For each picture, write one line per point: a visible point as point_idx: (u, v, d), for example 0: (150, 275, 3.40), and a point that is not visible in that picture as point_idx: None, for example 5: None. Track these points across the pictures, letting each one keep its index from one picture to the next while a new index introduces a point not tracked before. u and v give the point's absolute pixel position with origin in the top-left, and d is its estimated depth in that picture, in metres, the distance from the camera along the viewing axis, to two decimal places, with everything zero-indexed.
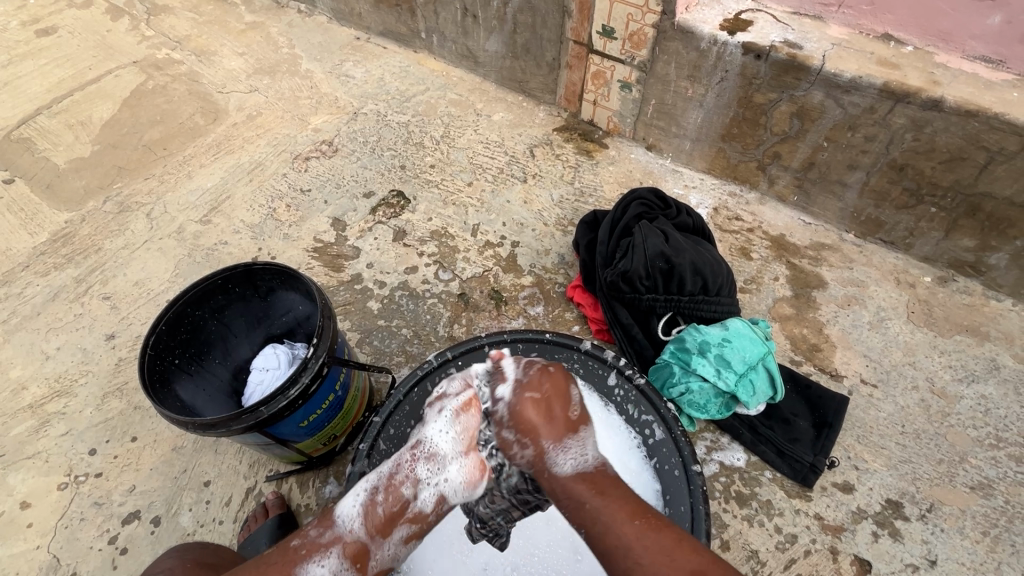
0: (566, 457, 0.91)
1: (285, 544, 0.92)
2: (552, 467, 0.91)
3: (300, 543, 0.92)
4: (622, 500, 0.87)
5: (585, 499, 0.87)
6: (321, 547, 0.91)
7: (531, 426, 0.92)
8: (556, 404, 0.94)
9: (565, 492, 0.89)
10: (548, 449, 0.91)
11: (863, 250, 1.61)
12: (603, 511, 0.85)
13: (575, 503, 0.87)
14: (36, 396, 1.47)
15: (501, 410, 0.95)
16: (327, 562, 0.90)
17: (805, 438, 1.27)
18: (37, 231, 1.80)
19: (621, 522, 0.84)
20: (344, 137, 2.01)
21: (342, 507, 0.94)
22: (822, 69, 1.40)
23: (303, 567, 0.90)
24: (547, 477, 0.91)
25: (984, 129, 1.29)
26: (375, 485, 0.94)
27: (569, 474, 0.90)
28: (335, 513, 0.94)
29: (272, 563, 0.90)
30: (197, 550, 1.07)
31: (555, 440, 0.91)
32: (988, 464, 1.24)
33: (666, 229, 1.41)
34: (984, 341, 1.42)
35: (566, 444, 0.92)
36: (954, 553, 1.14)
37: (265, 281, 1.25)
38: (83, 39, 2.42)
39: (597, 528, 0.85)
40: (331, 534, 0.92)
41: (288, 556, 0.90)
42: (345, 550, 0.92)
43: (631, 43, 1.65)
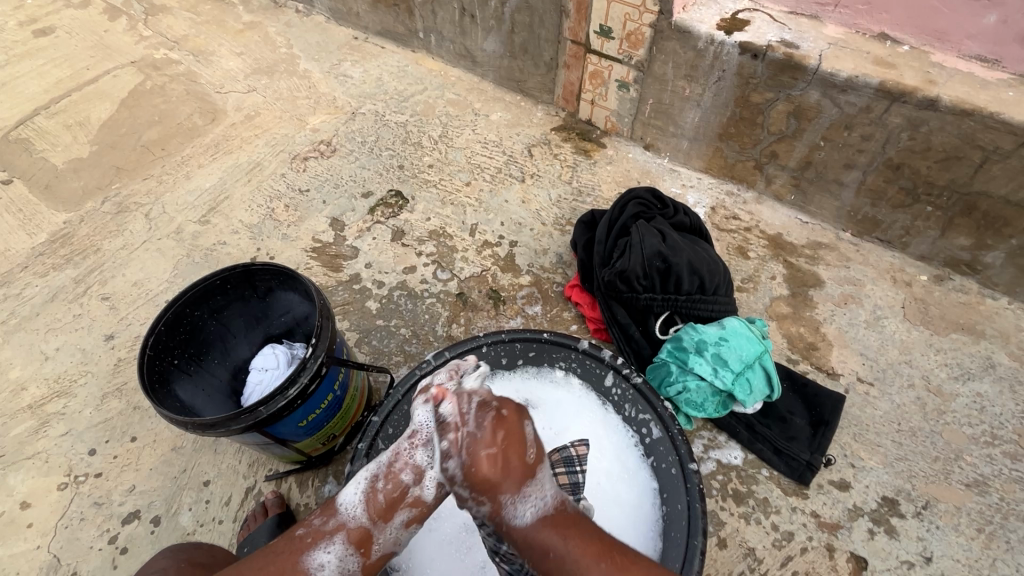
0: (526, 507, 0.84)
1: (291, 532, 0.89)
2: (514, 524, 0.83)
3: (305, 532, 0.88)
4: (585, 539, 0.83)
5: (551, 547, 0.82)
6: (326, 535, 0.87)
7: (481, 487, 0.83)
8: (511, 453, 0.84)
9: (529, 543, 0.83)
10: (507, 504, 0.83)
11: (860, 249, 1.61)
12: (569, 556, 0.81)
13: (541, 553, 0.82)
14: (35, 397, 1.47)
15: (453, 467, 0.84)
16: (331, 551, 0.86)
17: (802, 436, 1.27)
18: (36, 232, 1.80)
19: (587, 566, 0.80)
20: (342, 137, 2.01)
21: (344, 496, 0.90)
22: (819, 68, 1.40)
23: (307, 555, 0.86)
24: (510, 534, 0.84)
25: (980, 128, 1.29)
26: (375, 474, 0.90)
27: (531, 525, 0.83)
28: (338, 502, 0.90)
29: (277, 554, 0.87)
30: (191, 550, 1.08)
31: (515, 492, 0.83)
32: (984, 461, 1.25)
33: (663, 229, 1.41)
34: (980, 340, 1.43)
35: (526, 493, 0.84)
36: (950, 550, 1.15)
37: (264, 281, 1.26)
38: (81, 39, 2.42)
39: (565, 575, 0.81)
40: (335, 522, 0.88)
41: (293, 545, 0.87)
42: (349, 537, 0.87)
43: (629, 43, 1.65)
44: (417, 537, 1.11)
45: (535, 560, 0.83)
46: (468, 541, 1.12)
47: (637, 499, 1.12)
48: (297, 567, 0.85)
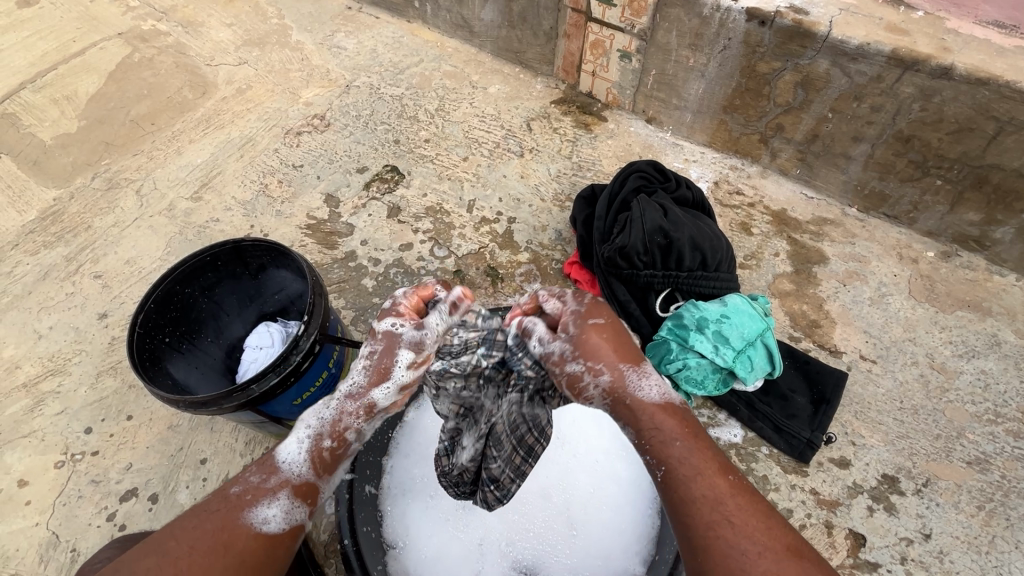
0: (648, 384, 0.82)
1: (223, 492, 0.81)
2: (636, 396, 0.81)
3: (242, 490, 0.81)
4: (712, 451, 0.79)
5: (676, 436, 0.79)
6: (267, 492, 0.81)
7: (603, 352, 0.83)
8: (624, 329, 0.88)
9: (652, 425, 0.80)
10: (629, 373, 0.82)
11: (866, 225, 1.58)
12: (691, 455, 0.77)
13: (665, 436, 0.78)
14: (30, 375, 1.46)
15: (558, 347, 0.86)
16: (275, 505, 0.81)
17: (803, 414, 1.26)
18: (26, 209, 1.77)
19: (711, 472, 0.76)
20: (336, 111, 1.96)
21: (285, 452, 0.84)
22: (828, 36, 1.35)
23: (246, 512, 0.79)
24: (628, 407, 0.81)
25: (995, 98, 1.25)
26: (317, 431, 0.85)
27: (657, 402, 0.81)
28: (278, 459, 0.84)
29: (210, 513, 0.79)
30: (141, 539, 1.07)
31: (634, 363, 0.83)
32: (986, 439, 1.24)
33: (665, 204, 1.38)
34: (987, 317, 1.40)
35: (646, 369, 0.84)
36: (949, 526, 1.15)
37: (256, 258, 1.23)
38: (66, 10, 2.34)
39: (682, 469, 0.76)
40: (277, 479, 0.82)
41: (229, 503, 0.80)
42: (293, 491, 0.82)
43: (631, 10, 1.59)
44: (415, 514, 1.11)
45: (644, 444, 0.79)
46: (467, 518, 1.11)
47: (636, 477, 1.12)
48: (236, 528, 0.78)
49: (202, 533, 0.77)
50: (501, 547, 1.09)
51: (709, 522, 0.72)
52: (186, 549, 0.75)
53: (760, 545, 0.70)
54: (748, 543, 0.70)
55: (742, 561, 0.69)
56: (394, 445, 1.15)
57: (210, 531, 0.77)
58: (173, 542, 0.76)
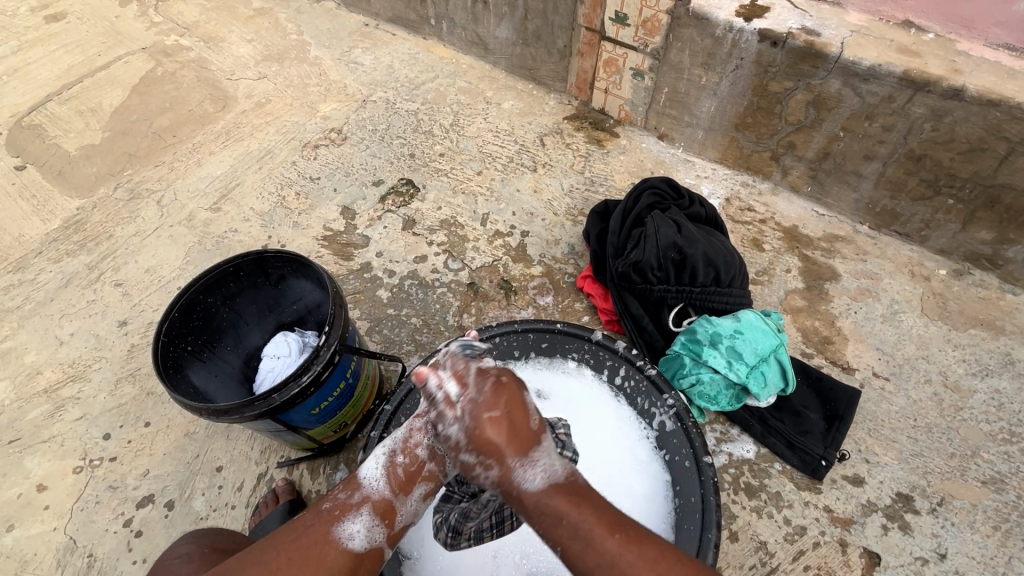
0: (536, 472, 0.78)
1: (317, 506, 0.84)
2: (523, 487, 0.77)
3: (331, 505, 0.84)
4: (596, 512, 0.76)
5: (563, 513, 0.75)
6: (352, 508, 0.83)
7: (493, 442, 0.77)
8: (518, 415, 0.79)
9: (552, 510, 0.76)
10: (516, 467, 0.77)
11: (877, 242, 1.59)
12: (583, 524, 0.74)
13: (551, 516, 0.75)
14: (51, 381, 1.48)
15: (455, 432, 0.79)
16: (360, 520, 0.83)
17: (816, 430, 1.26)
18: (49, 218, 1.81)
19: (601, 537, 0.74)
20: (352, 125, 2.00)
21: (365, 470, 0.87)
22: (840, 57, 1.37)
23: (337, 526, 0.82)
24: (518, 498, 0.78)
25: (1006, 119, 1.26)
26: (393, 448, 0.88)
27: (542, 490, 0.77)
28: (359, 476, 0.87)
29: (308, 525, 0.82)
30: (214, 536, 1.04)
31: (522, 455, 0.78)
32: (1000, 459, 1.23)
33: (679, 220, 1.39)
34: (1000, 336, 1.40)
35: (534, 457, 0.79)
36: (964, 546, 1.14)
37: (277, 268, 1.26)
38: (92, 25, 2.41)
39: (577, 545, 0.74)
40: (360, 495, 0.85)
41: (321, 518, 0.82)
42: (375, 507, 0.84)
43: (644, 30, 1.62)
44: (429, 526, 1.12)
45: (563, 530, 0.75)
46: None
47: (650, 491, 1.10)
48: (327, 541, 0.80)
49: (298, 544, 0.79)
50: (514, 560, 1.09)
51: None
52: (285, 560, 0.77)
53: None
54: None
55: None
56: None
57: (305, 542, 0.79)
58: (272, 553, 0.77)
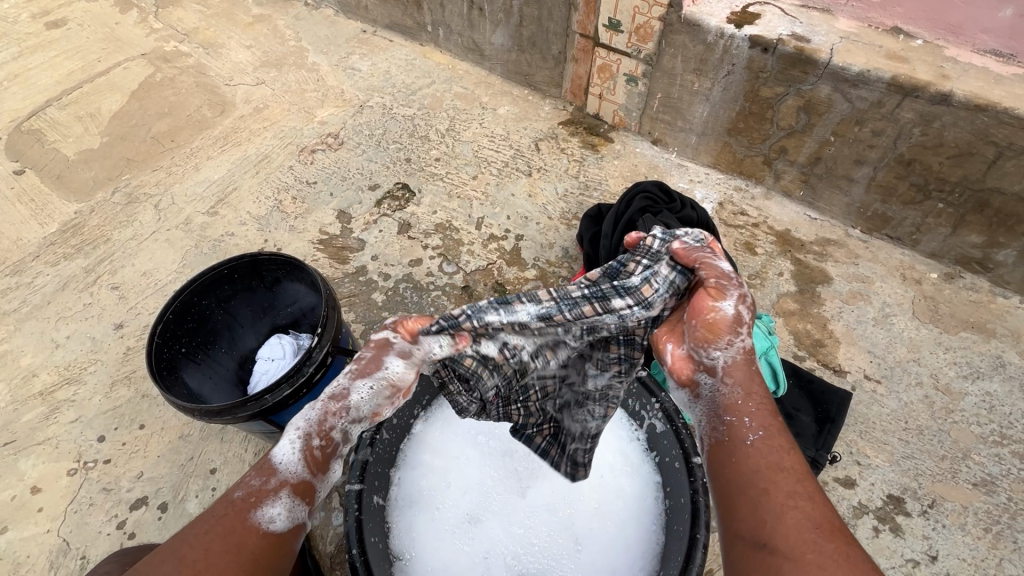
0: None
1: (228, 496, 0.75)
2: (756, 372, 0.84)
3: (245, 493, 0.75)
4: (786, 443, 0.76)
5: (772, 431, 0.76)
6: (269, 493, 0.75)
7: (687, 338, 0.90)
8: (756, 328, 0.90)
9: (757, 397, 0.81)
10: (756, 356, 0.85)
11: (869, 246, 1.60)
12: (777, 430, 0.77)
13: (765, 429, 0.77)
14: (46, 384, 1.49)
15: (671, 302, 0.91)
16: (281, 503, 0.75)
17: (807, 433, 1.26)
18: (47, 222, 1.82)
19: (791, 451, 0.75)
20: (349, 130, 2.01)
21: (278, 452, 0.79)
22: (830, 63, 1.39)
23: (255, 511, 0.74)
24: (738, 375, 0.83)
25: (993, 124, 1.28)
26: (306, 430, 0.81)
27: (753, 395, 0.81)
28: (273, 460, 0.78)
29: (217, 517, 0.73)
30: (139, 552, 1.08)
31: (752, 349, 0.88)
32: (992, 461, 1.24)
33: (670, 224, 1.41)
34: (991, 339, 1.41)
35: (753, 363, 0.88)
36: (956, 549, 1.14)
37: (271, 271, 1.27)
38: (92, 31, 2.43)
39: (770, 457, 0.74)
40: (278, 480, 0.77)
41: (236, 507, 0.74)
42: (296, 490, 0.77)
43: (637, 36, 1.64)
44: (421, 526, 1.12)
45: (745, 407, 0.80)
46: (472, 531, 1.12)
47: (640, 492, 1.13)
48: (244, 529, 0.72)
49: (212, 536, 0.70)
50: (505, 561, 1.09)
51: (782, 488, 0.70)
52: (198, 552, 0.68)
53: (830, 524, 0.67)
54: (817, 516, 0.67)
55: (809, 530, 0.66)
56: (401, 457, 1.17)
57: (219, 533, 0.71)
58: (180, 552, 0.68)
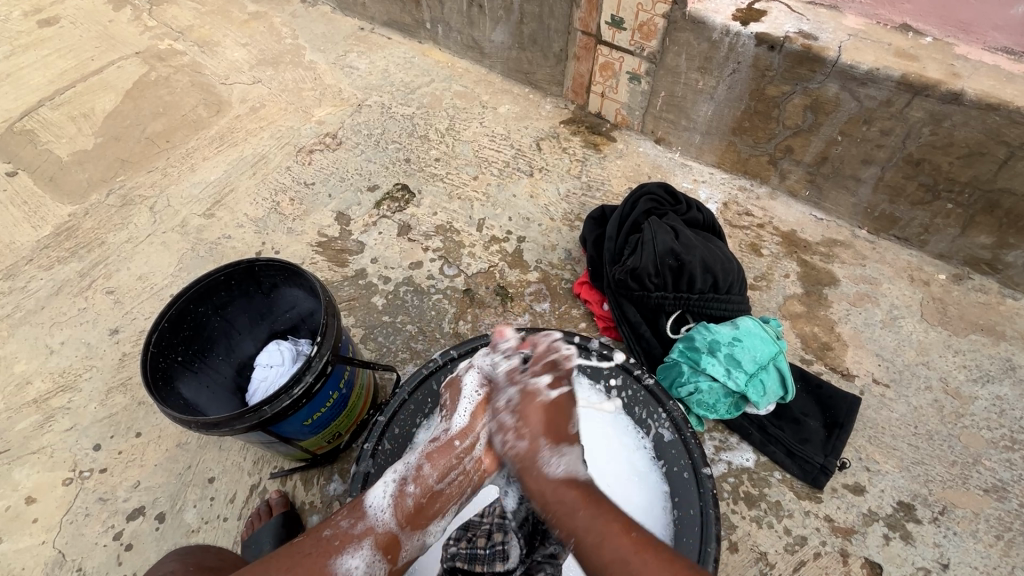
0: (558, 463, 0.96)
1: (320, 534, 0.92)
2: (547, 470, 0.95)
3: (333, 534, 0.92)
4: (607, 516, 0.87)
5: (577, 506, 0.89)
6: (353, 540, 0.91)
7: (536, 424, 0.99)
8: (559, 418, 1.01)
9: (558, 499, 0.91)
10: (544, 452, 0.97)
11: (876, 247, 1.57)
12: (592, 521, 0.86)
13: (566, 509, 0.89)
14: (41, 391, 1.46)
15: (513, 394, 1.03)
16: (359, 556, 0.90)
17: (816, 438, 1.25)
18: (40, 225, 1.79)
19: (609, 532, 0.85)
20: (347, 129, 1.98)
21: (372, 497, 0.96)
22: (838, 61, 1.36)
23: (337, 558, 0.89)
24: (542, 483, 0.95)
25: (1006, 123, 1.25)
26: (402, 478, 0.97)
27: (561, 478, 0.94)
28: (365, 504, 0.95)
29: (307, 553, 0.89)
30: (200, 553, 1.06)
31: (552, 443, 0.98)
32: (1002, 466, 1.22)
33: (676, 226, 1.38)
34: (1001, 341, 1.39)
35: (562, 449, 0.98)
36: (967, 556, 1.13)
37: (269, 277, 1.24)
38: (85, 29, 2.39)
39: (588, 540, 0.85)
40: (364, 526, 0.93)
41: (323, 547, 0.89)
42: (376, 541, 0.92)
43: (641, 34, 1.61)
44: None
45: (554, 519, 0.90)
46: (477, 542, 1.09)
47: (647, 503, 1.08)
48: (326, 571, 0.87)
49: (296, 571, 0.86)
50: None
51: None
52: None
53: None
54: None
55: None
56: None
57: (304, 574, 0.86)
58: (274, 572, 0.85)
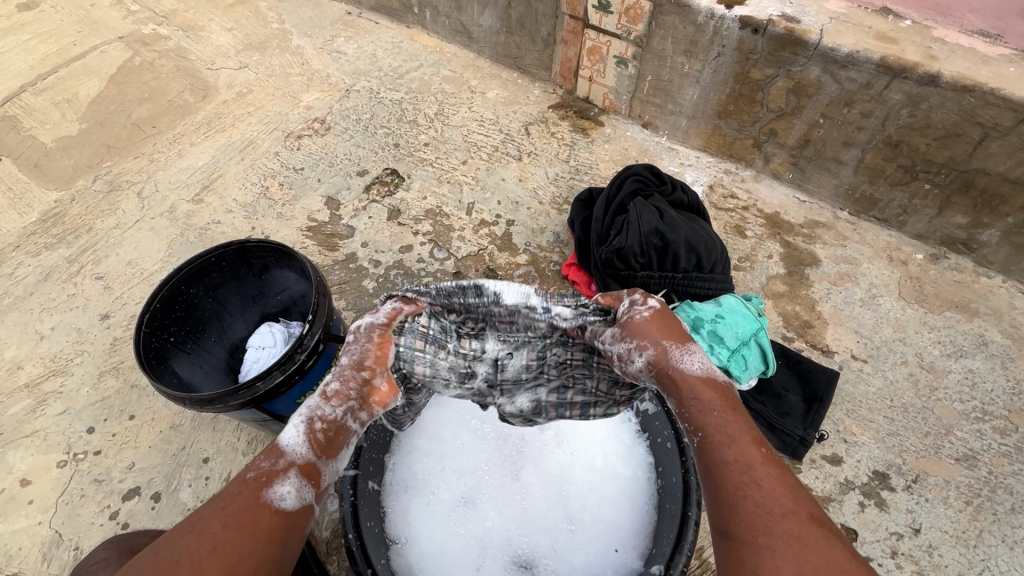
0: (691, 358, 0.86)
1: (240, 476, 0.78)
2: (679, 367, 0.84)
3: (256, 473, 0.78)
4: (746, 423, 0.79)
5: (713, 406, 0.80)
6: (279, 472, 0.78)
7: (649, 332, 0.89)
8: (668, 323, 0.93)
9: (695, 393, 0.82)
10: (672, 349, 0.86)
11: (857, 228, 1.61)
12: (727, 423, 0.78)
13: (704, 405, 0.80)
14: (32, 375, 1.47)
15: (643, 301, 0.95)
16: (289, 482, 0.78)
17: (796, 412, 1.29)
18: (26, 211, 1.78)
19: (745, 443, 0.76)
20: (336, 114, 1.98)
21: (285, 436, 0.82)
22: (819, 44, 1.38)
23: (265, 490, 0.76)
24: (673, 378, 0.84)
25: (980, 105, 1.28)
26: (310, 415, 0.83)
27: (697, 377, 0.83)
28: (280, 444, 0.81)
29: (233, 496, 0.76)
30: (134, 539, 1.08)
31: (679, 342, 0.87)
32: (973, 437, 1.27)
33: (661, 207, 1.41)
34: (974, 318, 1.44)
35: (690, 347, 0.87)
36: (937, 521, 1.18)
37: (259, 259, 1.25)
38: (66, 14, 2.36)
39: (716, 435, 0.77)
40: (285, 460, 0.79)
41: (248, 485, 0.76)
42: (301, 470, 0.79)
43: (627, 17, 1.62)
44: (417, 510, 1.12)
45: (684, 410, 0.81)
46: (466, 514, 1.13)
47: (633, 473, 1.15)
48: (257, 506, 0.75)
49: (231, 511, 0.73)
50: (501, 544, 1.10)
51: (735, 482, 0.72)
52: (219, 526, 0.72)
53: (785, 507, 0.69)
54: (772, 502, 0.70)
55: (764, 517, 0.69)
56: (396, 444, 1.18)
57: (234, 511, 0.73)
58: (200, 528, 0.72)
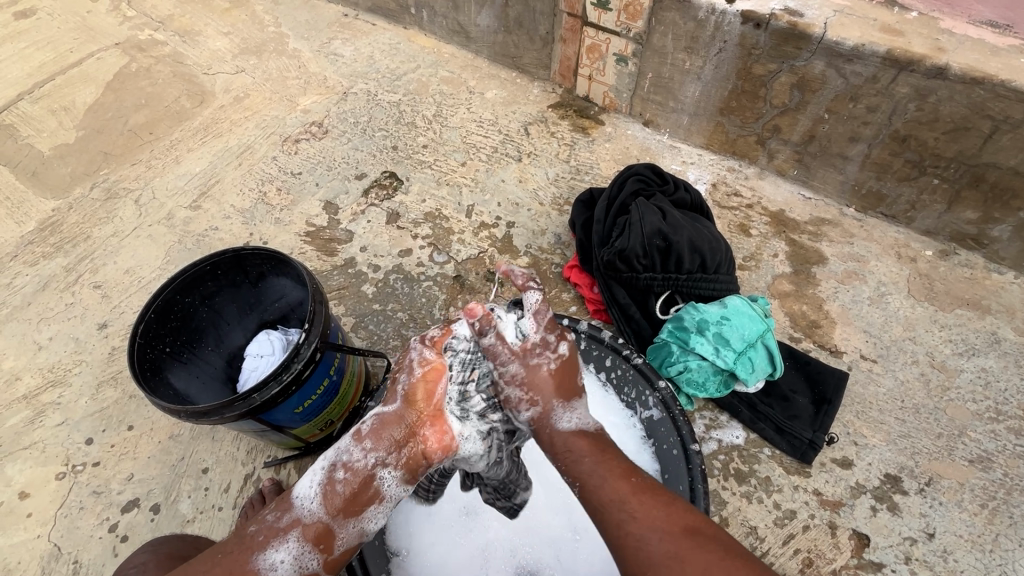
0: (569, 417, 0.95)
1: (244, 528, 0.87)
2: (556, 429, 0.94)
3: (257, 529, 0.85)
4: (615, 460, 0.91)
5: (584, 455, 0.91)
6: (278, 533, 0.84)
7: (545, 388, 0.95)
8: (557, 367, 0.97)
9: (571, 448, 0.92)
10: (554, 410, 0.95)
11: (864, 225, 1.58)
12: (599, 468, 0.89)
13: (575, 454, 0.91)
14: (31, 386, 1.45)
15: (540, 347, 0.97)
16: (284, 549, 0.83)
17: (805, 415, 1.26)
18: (24, 220, 1.77)
19: (613, 483, 0.87)
20: (334, 117, 1.96)
21: (299, 489, 0.87)
22: (823, 37, 1.36)
23: (258, 553, 0.83)
24: (549, 437, 0.94)
25: (990, 97, 1.25)
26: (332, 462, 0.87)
27: (572, 432, 0.94)
28: (293, 496, 0.87)
29: (232, 549, 0.85)
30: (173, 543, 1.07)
31: (563, 401, 0.95)
32: (987, 437, 1.24)
33: (663, 207, 1.38)
34: (986, 315, 1.41)
35: (572, 405, 0.96)
36: (952, 525, 1.15)
37: (255, 266, 1.23)
38: (63, 21, 2.35)
39: (593, 483, 0.88)
40: (289, 518, 0.85)
41: (245, 543, 0.84)
42: (304, 533, 0.84)
43: (626, 14, 1.60)
44: (418, 521, 1.10)
45: (575, 467, 0.90)
46: (469, 525, 1.11)
47: None
48: (249, 568, 0.82)
49: (219, 568, 0.83)
50: (505, 554, 1.09)
51: (614, 521, 0.84)
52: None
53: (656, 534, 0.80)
54: (649, 532, 0.81)
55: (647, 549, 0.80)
56: None
57: (227, 569, 0.82)
58: (198, 574, 0.82)
